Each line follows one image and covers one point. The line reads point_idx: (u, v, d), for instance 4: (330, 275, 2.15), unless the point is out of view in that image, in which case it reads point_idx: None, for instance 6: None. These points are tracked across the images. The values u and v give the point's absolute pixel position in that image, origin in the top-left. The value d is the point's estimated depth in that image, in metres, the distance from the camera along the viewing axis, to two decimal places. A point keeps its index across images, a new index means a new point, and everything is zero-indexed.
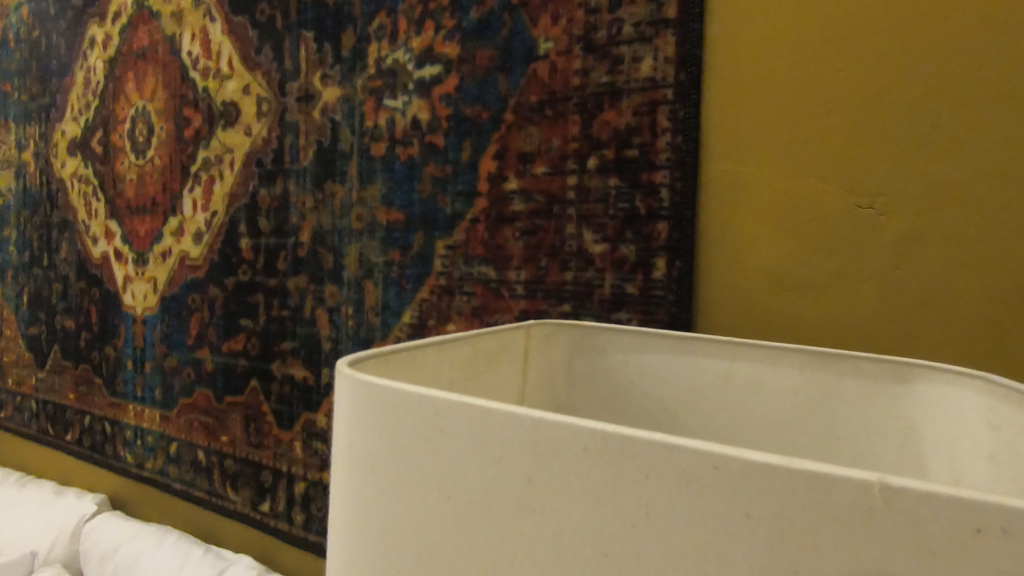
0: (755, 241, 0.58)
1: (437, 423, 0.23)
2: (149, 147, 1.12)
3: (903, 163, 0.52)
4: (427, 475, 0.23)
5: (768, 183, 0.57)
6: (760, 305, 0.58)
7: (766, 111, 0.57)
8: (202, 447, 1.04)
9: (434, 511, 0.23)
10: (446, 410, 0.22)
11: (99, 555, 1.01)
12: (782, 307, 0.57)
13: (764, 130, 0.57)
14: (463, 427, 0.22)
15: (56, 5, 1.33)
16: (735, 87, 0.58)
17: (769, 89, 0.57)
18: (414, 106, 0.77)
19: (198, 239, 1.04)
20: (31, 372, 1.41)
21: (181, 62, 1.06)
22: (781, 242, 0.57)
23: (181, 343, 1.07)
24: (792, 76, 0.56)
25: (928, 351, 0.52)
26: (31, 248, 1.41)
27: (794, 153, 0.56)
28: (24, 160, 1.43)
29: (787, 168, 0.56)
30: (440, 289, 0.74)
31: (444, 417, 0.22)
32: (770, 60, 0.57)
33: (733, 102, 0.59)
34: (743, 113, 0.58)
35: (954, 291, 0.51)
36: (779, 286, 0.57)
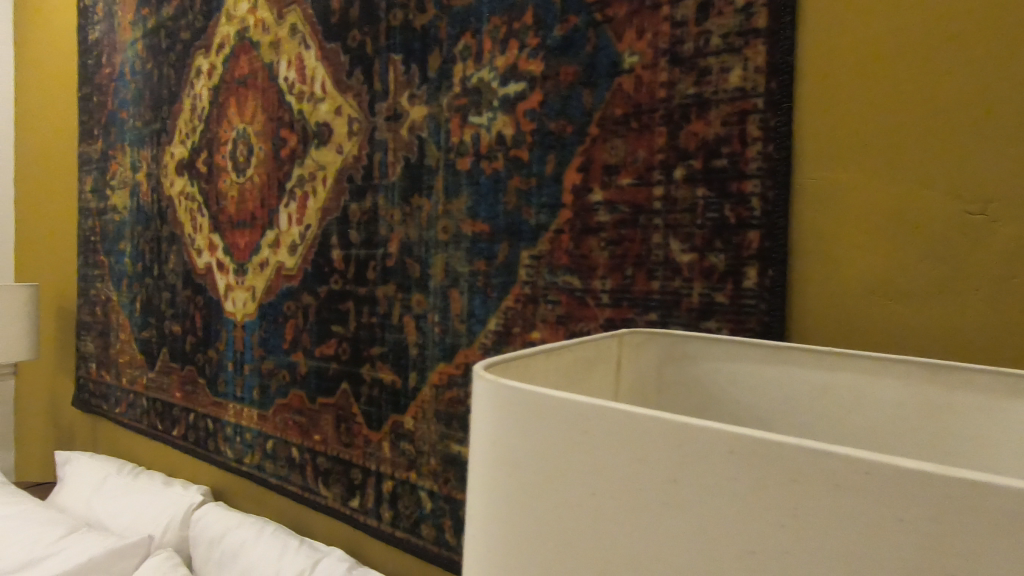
0: (808, 243, 0.59)
1: (577, 424, 0.25)
2: (249, 166, 1.22)
3: (967, 164, 0.52)
4: (569, 473, 0.25)
5: (815, 186, 0.58)
6: (826, 307, 0.58)
7: (813, 115, 0.58)
8: (296, 445, 1.11)
9: (576, 507, 0.25)
10: (586, 412, 0.24)
11: (207, 541, 1.10)
12: (840, 308, 0.57)
13: (810, 133, 0.59)
14: (605, 428, 0.24)
15: (167, 39, 1.47)
16: (812, 94, 0.58)
17: (823, 93, 0.58)
18: (498, 122, 0.80)
19: (293, 251, 1.12)
20: (143, 372, 1.55)
21: (278, 87, 1.15)
22: (831, 243, 0.58)
23: (278, 347, 1.15)
24: (843, 80, 0.57)
25: (980, 349, 0.51)
26: (144, 260, 1.56)
27: (839, 155, 0.57)
28: (138, 180, 1.58)
29: (832, 170, 0.57)
30: (525, 298, 0.77)
31: (585, 419, 0.24)
32: (844, 69, 0.57)
33: (804, 107, 0.59)
34: (801, 118, 0.59)
35: (1003, 288, 0.50)
36: (835, 287, 0.57)
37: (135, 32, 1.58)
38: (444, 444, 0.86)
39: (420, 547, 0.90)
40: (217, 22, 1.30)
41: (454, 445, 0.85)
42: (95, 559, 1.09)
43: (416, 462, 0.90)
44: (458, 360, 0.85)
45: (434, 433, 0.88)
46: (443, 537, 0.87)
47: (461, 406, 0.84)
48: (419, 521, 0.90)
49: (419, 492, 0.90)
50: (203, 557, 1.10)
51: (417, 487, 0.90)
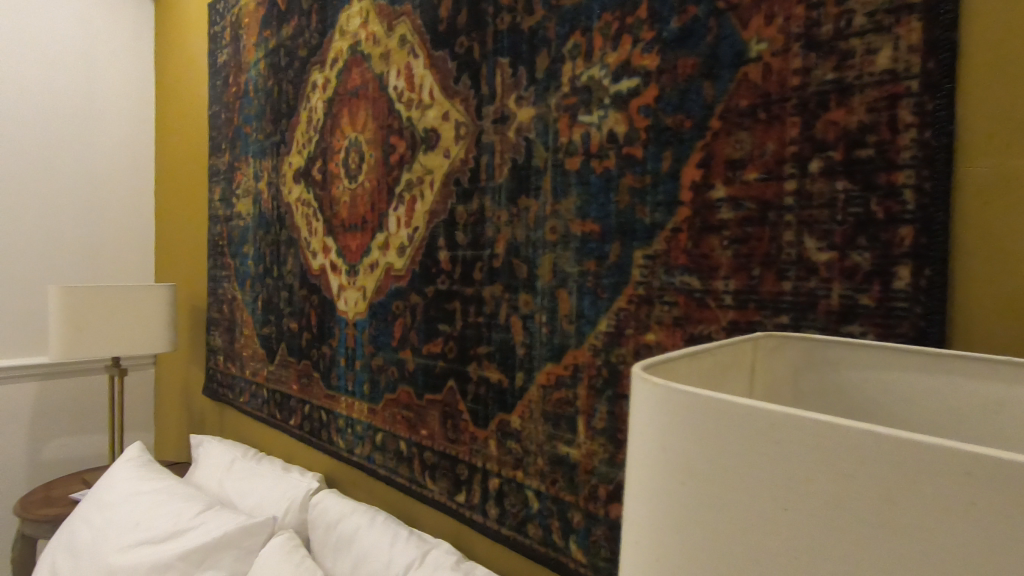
0: (972, 239, 0.52)
1: (769, 436, 0.25)
2: (361, 173, 1.29)
3: None
4: (760, 484, 0.25)
5: (979, 173, 0.52)
6: (997, 311, 0.51)
7: (976, 93, 0.52)
8: (404, 438, 1.16)
9: (768, 519, 0.25)
10: (781, 423, 0.24)
11: (324, 525, 1.17)
12: (1013, 312, 0.51)
13: (972, 115, 0.52)
14: (802, 440, 0.24)
15: (286, 58, 1.58)
16: (977, 71, 0.52)
17: (991, 67, 0.51)
18: (610, 119, 0.79)
19: (402, 252, 1.17)
20: (263, 365, 1.69)
21: (388, 96, 1.20)
22: (1002, 238, 0.51)
23: (387, 344, 1.21)
24: (1015, 51, 0.50)
25: None
26: (265, 262, 1.69)
27: (1008, 137, 0.51)
28: (260, 189, 1.72)
29: (1000, 155, 0.51)
30: (639, 299, 0.75)
31: (785, 431, 0.24)
32: (1016, 39, 0.50)
33: (967, 86, 0.53)
34: (964, 99, 0.53)
35: None
36: (1007, 288, 0.51)
37: (258, 52, 1.72)
38: (552, 445, 0.86)
39: (526, 546, 0.90)
40: (332, 38, 1.38)
41: (562, 446, 0.85)
42: (229, 535, 1.19)
43: (523, 462, 0.91)
44: (566, 361, 0.84)
45: (541, 433, 0.88)
46: (550, 538, 0.87)
47: (570, 407, 0.84)
48: (525, 520, 0.91)
49: (526, 491, 0.90)
50: (320, 540, 1.18)
51: (524, 486, 0.91)
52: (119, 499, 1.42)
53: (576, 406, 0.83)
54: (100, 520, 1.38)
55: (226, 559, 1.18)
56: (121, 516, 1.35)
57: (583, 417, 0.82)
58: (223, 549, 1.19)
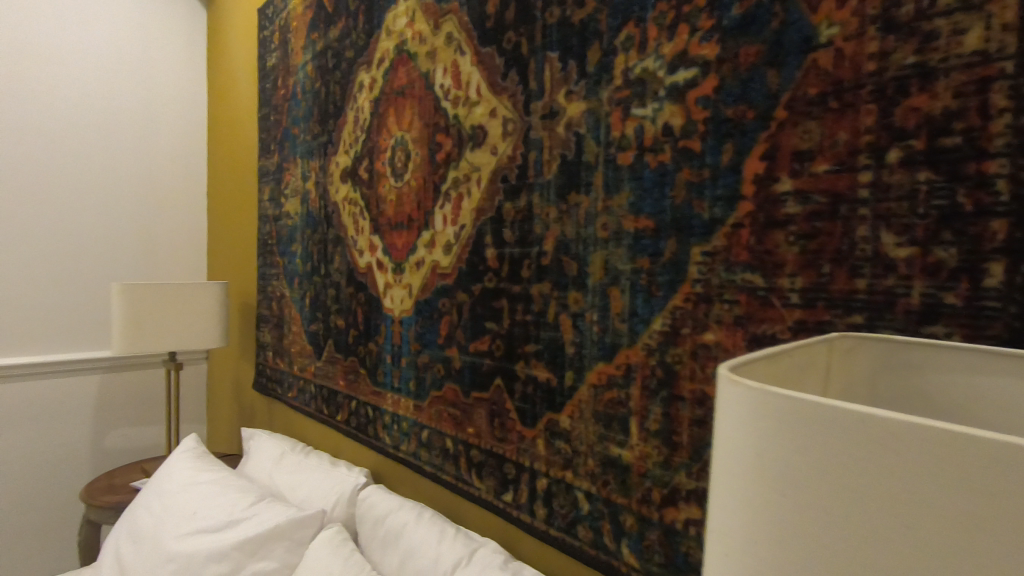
0: None
1: (873, 441, 0.24)
2: (407, 171, 1.30)
3: None
4: (866, 492, 0.24)
5: None
6: None
7: None
8: (450, 436, 1.16)
9: (878, 528, 0.24)
10: (885, 427, 0.24)
11: (372, 520, 1.19)
12: None
13: None
14: (911, 446, 0.23)
15: (333, 59, 1.61)
16: None
17: None
18: (666, 112, 0.77)
19: (448, 249, 1.17)
20: (311, 361, 1.72)
21: (434, 94, 1.21)
22: None
23: (433, 341, 1.21)
24: None
25: None
26: (313, 260, 1.72)
27: None
28: (308, 189, 1.76)
29: None
30: (696, 297, 0.72)
31: (913, 446, 0.23)
32: None
33: None
34: None
35: None
36: None
37: (306, 55, 1.75)
38: (604, 446, 0.84)
39: (576, 548, 0.89)
40: (379, 38, 1.39)
41: (614, 447, 0.83)
42: (280, 527, 1.22)
43: (573, 462, 0.89)
44: (619, 360, 0.82)
45: (592, 434, 0.86)
46: (601, 541, 0.85)
47: (622, 408, 0.82)
48: (575, 521, 0.89)
49: (576, 492, 0.89)
50: (368, 535, 1.19)
51: (573, 487, 0.89)
52: (177, 489, 1.47)
53: (629, 407, 0.81)
54: (160, 508, 1.44)
55: (278, 550, 1.21)
56: (179, 505, 1.40)
57: (636, 418, 0.80)
58: (275, 541, 1.22)
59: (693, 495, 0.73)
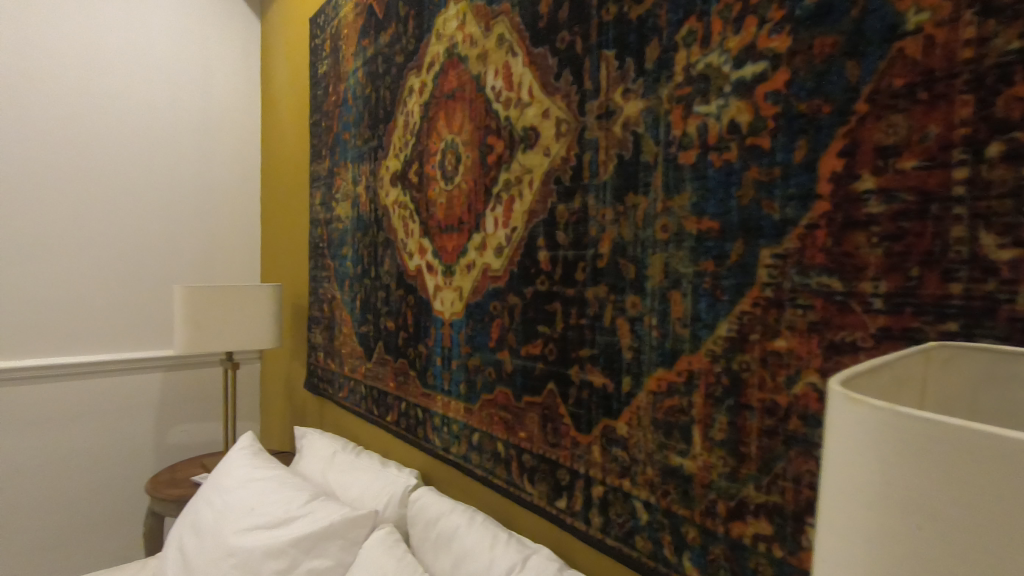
0: None
1: (1011, 467, 0.23)
2: (457, 174, 1.30)
3: None
4: (1004, 520, 0.23)
5: None
6: None
7: None
8: (502, 439, 1.15)
9: None
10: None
11: (424, 522, 1.19)
12: None
13: None
14: None
15: (383, 65, 1.63)
16: None
17: None
18: (731, 108, 0.73)
19: (500, 252, 1.16)
20: (362, 362, 1.75)
21: (485, 96, 1.20)
22: None
23: (484, 344, 1.21)
24: None
25: None
26: (363, 263, 1.75)
27: None
28: (359, 193, 1.79)
29: None
30: (766, 302, 0.69)
31: None
32: None
33: None
34: None
35: None
36: None
37: (357, 61, 1.79)
38: (664, 455, 0.82)
39: (634, 559, 0.86)
40: (428, 43, 1.40)
41: (675, 457, 0.80)
42: (335, 526, 1.24)
43: (630, 470, 0.87)
44: (680, 367, 0.80)
45: (651, 442, 0.83)
46: (661, 553, 0.82)
47: (684, 416, 0.79)
48: (633, 531, 0.87)
49: (633, 501, 0.86)
50: (420, 537, 1.20)
51: (631, 496, 0.87)
52: (235, 485, 1.52)
53: (692, 415, 0.78)
54: (220, 503, 1.49)
55: (332, 549, 1.23)
56: (239, 501, 1.45)
57: (699, 427, 0.77)
58: (330, 539, 1.24)
59: (762, 509, 0.69)
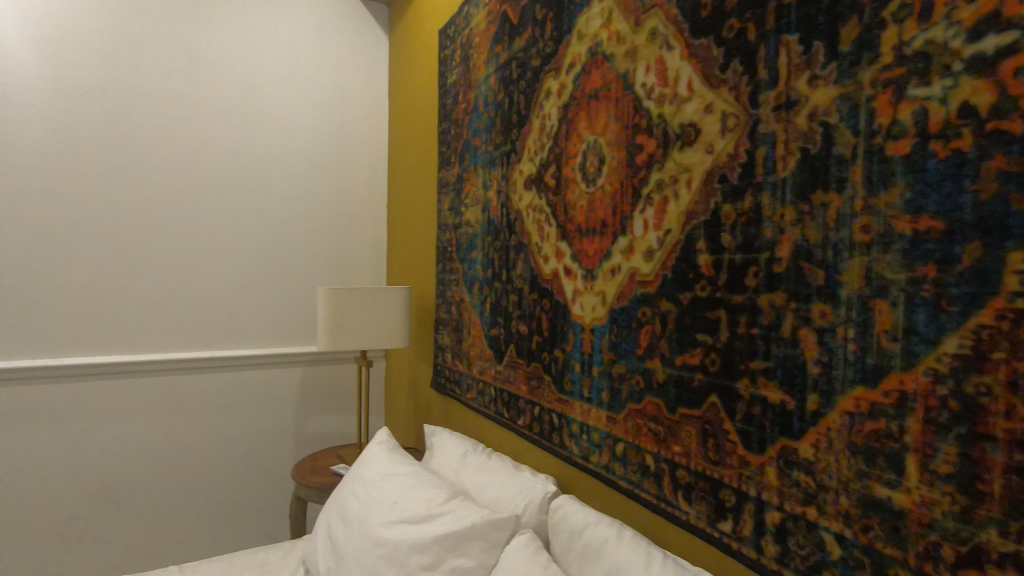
0: None
1: None
2: (600, 176, 1.27)
3: None
4: None
5: None
6: None
7: None
8: (651, 452, 1.10)
9: None
10: None
11: (568, 531, 1.17)
12: None
13: None
14: None
15: (518, 69, 1.64)
16: None
17: None
18: (963, 89, 0.64)
19: (650, 256, 1.11)
20: (491, 364, 1.77)
21: (634, 94, 1.16)
22: None
23: (631, 351, 1.16)
24: None
25: None
26: (493, 266, 1.77)
27: None
28: (489, 198, 1.82)
29: None
30: (1016, 315, 0.59)
31: None
32: None
33: None
34: None
35: None
36: None
37: (488, 68, 1.82)
38: (864, 485, 0.73)
39: None
40: (568, 44, 1.39)
41: (879, 488, 0.71)
42: (476, 526, 1.26)
43: (816, 497, 0.78)
44: (886, 386, 0.70)
45: (846, 468, 0.75)
46: None
47: (893, 443, 0.69)
48: (819, 567, 0.78)
49: (821, 533, 0.78)
50: (563, 546, 1.18)
51: (817, 526, 0.78)
52: (378, 478, 1.60)
53: (904, 442, 0.68)
54: (365, 494, 1.57)
55: (474, 549, 1.24)
56: (382, 493, 1.52)
57: (915, 457, 0.67)
58: (472, 540, 1.25)
59: (1010, 559, 0.59)
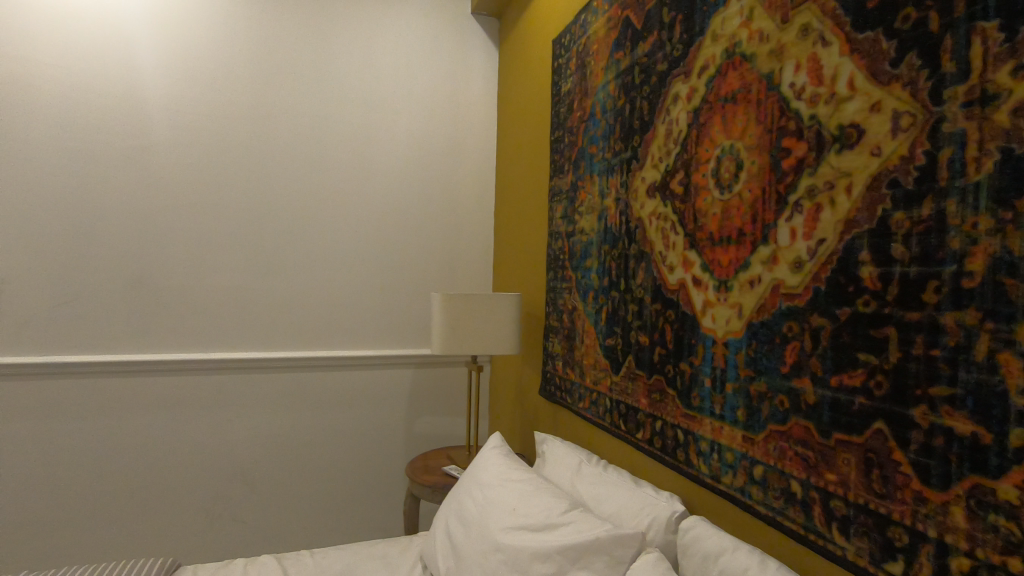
0: None
1: None
2: (738, 182, 1.20)
3: None
4: None
5: None
6: None
7: None
8: (797, 478, 1.02)
9: None
10: None
11: (702, 555, 1.11)
12: None
13: None
14: None
15: (641, 75, 1.60)
16: None
17: None
18: None
19: (799, 267, 1.04)
20: (607, 374, 1.74)
21: (781, 95, 1.09)
22: None
23: (773, 368, 1.09)
24: None
25: None
26: (611, 274, 1.74)
27: None
28: (606, 205, 1.80)
29: None
30: None
31: None
32: None
33: None
34: None
35: None
36: None
37: (608, 75, 1.80)
38: None
39: None
40: (700, 45, 1.33)
41: None
42: (599, 540, 1.23)
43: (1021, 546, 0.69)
44: None
45: None
46: None
47: None
48: None
49: None
50: (696, 570, 1.13)
51: None
52: (494, 483, 1.63)
53: None
54: (482, 498, 1.60)
55: (598, 564, 1.22)
56: (499, 498, 1.54)
57: None
58: (595, 554, 1.23)
59: None
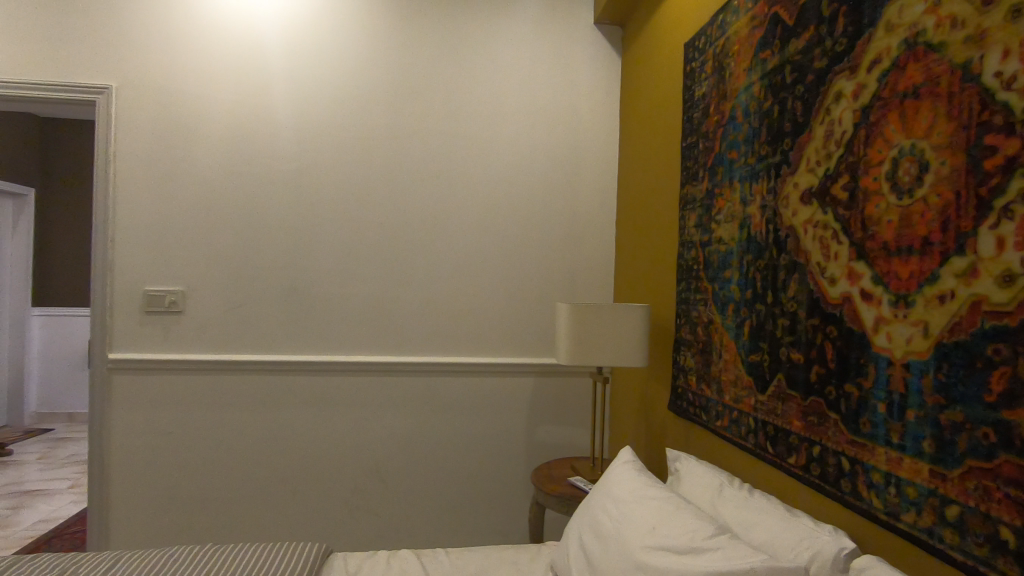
0: None
1: None
2: (922, 186, 1.08)
3: None
4: None
5: None
6: None
7: None
8: (1008, 524, 0.89)
9: None
10: None
11: None
12: None
13: None
14: None
15: (793, 74, 1.50)
16: None
17: None
18: None
19: (1008, 282, 0.91)
20: (751, 393, 1.64)
21: (981, 87, 0.97)
22: None
23: (973, 396, 0.96)
24: None
25: None
26: (755, 286, 1.64)
27: None
28: (749, 213, 1.70)
29: None
30: None
31: None
32: None
33: None
34: None
35: None
36: None
37: (752, 76, 1.71)
38: None
39: None
40: (870, 38, 1.22)
41: None
42: (755, 571, 1.16)
43: None
44: None
45: None
46: None
47: None
48: None
49: None
50: None
51: None
52: (630, 498, 1.59)
53: None
54: (618, 513, 1.57)
55: None
56: (637, 515, 1.50)
57: None
58: None
59: None
